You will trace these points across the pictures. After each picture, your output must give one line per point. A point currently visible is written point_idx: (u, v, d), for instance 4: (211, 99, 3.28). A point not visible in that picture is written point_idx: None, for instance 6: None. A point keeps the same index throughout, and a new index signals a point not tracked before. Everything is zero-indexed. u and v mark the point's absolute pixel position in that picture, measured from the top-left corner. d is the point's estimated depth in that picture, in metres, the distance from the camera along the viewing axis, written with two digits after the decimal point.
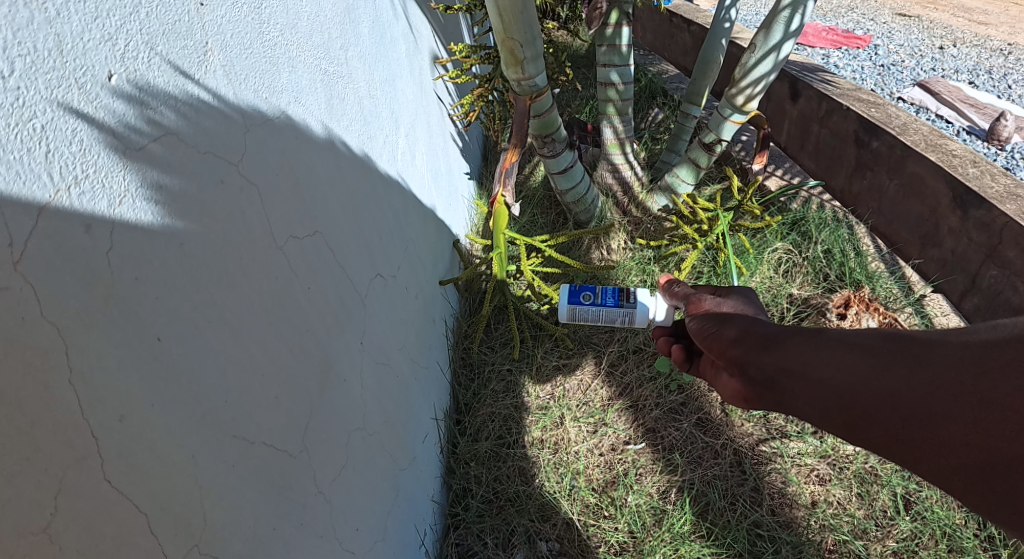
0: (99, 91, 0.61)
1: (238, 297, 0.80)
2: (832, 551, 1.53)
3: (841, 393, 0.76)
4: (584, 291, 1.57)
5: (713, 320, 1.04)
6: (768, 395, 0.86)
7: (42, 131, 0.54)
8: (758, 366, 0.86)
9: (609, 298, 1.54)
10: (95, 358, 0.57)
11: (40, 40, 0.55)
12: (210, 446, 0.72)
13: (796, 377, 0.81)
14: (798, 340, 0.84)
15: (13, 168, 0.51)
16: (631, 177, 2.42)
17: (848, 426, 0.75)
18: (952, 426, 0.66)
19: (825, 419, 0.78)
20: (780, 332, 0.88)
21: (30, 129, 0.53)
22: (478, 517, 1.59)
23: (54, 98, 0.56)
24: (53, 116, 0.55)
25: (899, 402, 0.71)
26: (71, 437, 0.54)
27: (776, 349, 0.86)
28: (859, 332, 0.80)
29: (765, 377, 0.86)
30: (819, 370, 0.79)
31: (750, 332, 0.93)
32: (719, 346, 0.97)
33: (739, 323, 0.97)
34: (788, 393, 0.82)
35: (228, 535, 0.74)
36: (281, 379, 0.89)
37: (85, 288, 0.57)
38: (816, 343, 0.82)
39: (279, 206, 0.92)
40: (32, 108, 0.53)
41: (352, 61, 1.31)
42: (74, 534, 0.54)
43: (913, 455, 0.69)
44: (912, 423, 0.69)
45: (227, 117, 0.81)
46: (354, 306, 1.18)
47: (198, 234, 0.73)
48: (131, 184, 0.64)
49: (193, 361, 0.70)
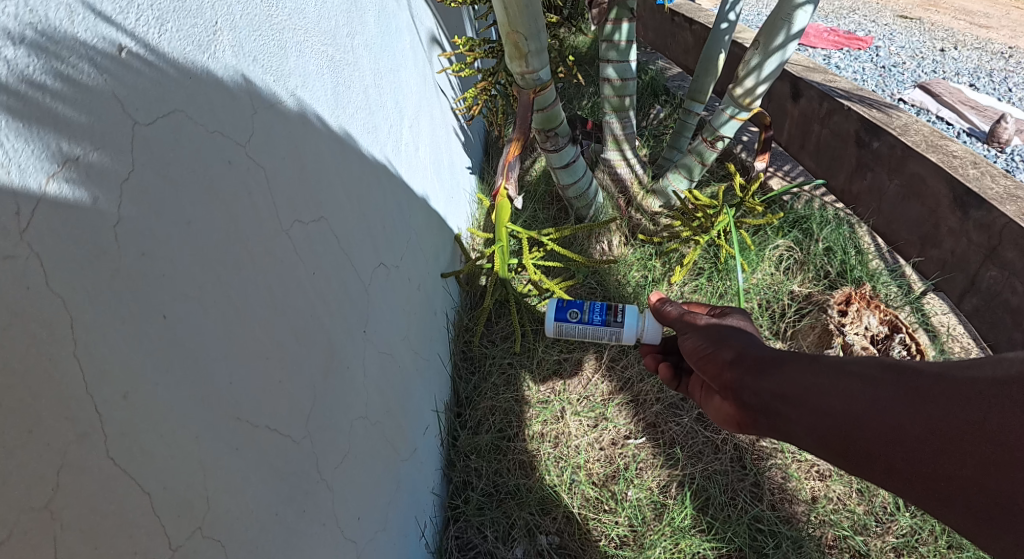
0: (90, 68, 0.59)
1: (243, 278, 0.80)
2: (832, 546, 1.54)
3: (840, 422, 0.77)
4: (571, 307, 1.52)
5: (708, 340, 1.06)
6: (763, 418, 0.88)
7: (39, 115, 0.53)
8: (753, 391, 0.89)
9: (596, 315, 1.50)
10: (100, 331, 0.57)
11: (19, 15, 0.51)
12: (214, 427, 0.72)
13: (791, 403, 0.83)
14: (795, 367, 0.86)
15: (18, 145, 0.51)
16: (628, 175, 2.38)
17: (845, 455, 0.77)
18: (954, 462, 0.67)
19: (823, 447, 0.80)
20: (776, 357, 0.90)
21: (26, 112, 0.52)
22: (478, 510, 1.58)
23: (31, 79, 0.52)
24: (33, 99, 0.52)
25: (900, 434, 0.72)
26: (73, 413, 0.53)
27: (771, 374, 0.88)
28: (859, 361, 0.82)
29: (760, 402, 0.88)
30: (817, 398, 0.81)
31: (745, 355, 0.95)
32: (715, 368, 1.00)
33: (734, 343, 1.00)
34: (785, 420, 0.84)
35: (230, 518, 0.74)
36: (284, 362, 0.88)
37: (91, 262, 0.56)
38: (814, 370, 0.84)
39: (285, 189, 0.92)
40: (4, 89, 0.50)
41: (358, 49, 1.31)
42: (74, 511, 0.53)
43: (912, 486, 0.71)
44: (913, 456, 0.71)
45: (235, 99, 0.81)
46: (358, 293, 1.17)
47: (205, 214, 0.73)
48: (141, 159, 0.64)
49: (198, 341, 0.70)
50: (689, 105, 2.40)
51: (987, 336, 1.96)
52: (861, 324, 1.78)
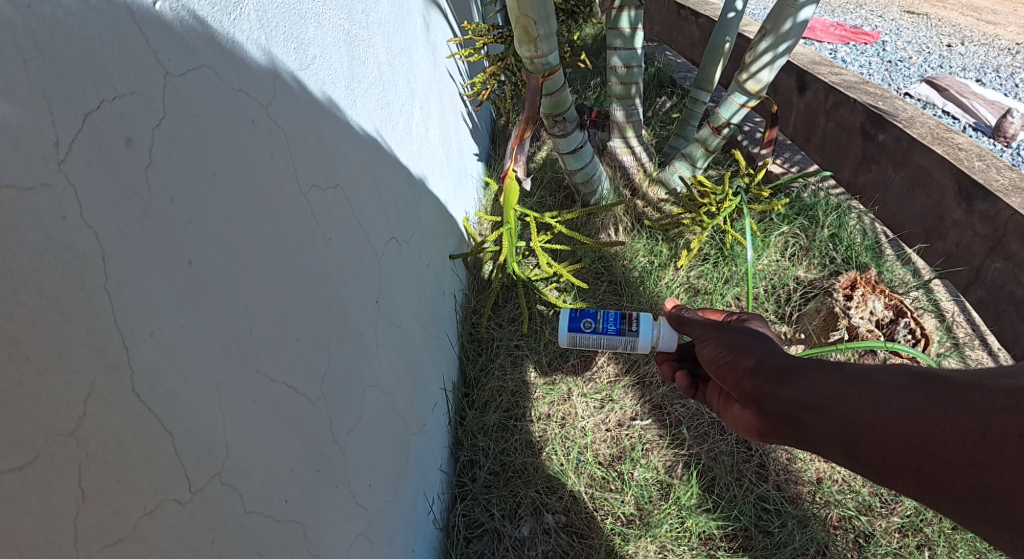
0: (125, 21, 0.60)
1: (264, 232, 0.82)
2: (838, 527, 1.55)
3: (868, 430, 0.77)
4: (585, 317, 1.48)
5: (726, 348, 1.05)
6: (785, 429, 0.87)
7: (72, 63, 0.54)
8: (775, 399, 0.89)
9: (610, 325, 1.46)
10: (130, 269, 0.59)
11: None
12: (236, 376, 0.74)
13: (816, 411, 0.83)
14: (819, 375, 0.87)
15: (69, 78, 0.54)
16: (632, 163, 2.43)
17: (872, 467, 0.77)
18: (991, 475, 0.66)
19: (851, 459, 0.79)
20: (799, 365, 0.91)
21: (39, 63, 0.51)
22: (485, 487, 1.59)
23: (21, 18, 0.49)
24: (26, 44, 0.50)
25: (934, 444, 0.72)
26: (102, 344, 0.55)
27: (795, 382, 0.88)
28: (886, 370, 0.82)
29: (782, 411, 0.88)
30: (843, 407, 0.81)
31: (765, 362, 0.95)
32: (735, 376, 0.99)
33: (755, 351, 1.00)
34: (808, 428, 0.84)
35: (249, 468, 0.76)
36: (301, 322, 0.90)
37: (123, 199, 0.58)
38: (839, 378, 0.84)
39: (304, 154, 0.95)
40: (44, 33, 0.51)
41: (372, 26, 1.32)
42: (100, 441, 0.54)
43: (945, 499, 0.70)
44: (945, 467, 0.70)
45: (257, 60, 0.83)
46: (371, 263, 1.19)
47: (228, 168, 0.75)
48: (172, 109, 0.66)
49: (223, 289, 0.72)
50: (696, 94, 2.40)
51: (989, 327, 1.97)
52: (867, 308, 1.74)
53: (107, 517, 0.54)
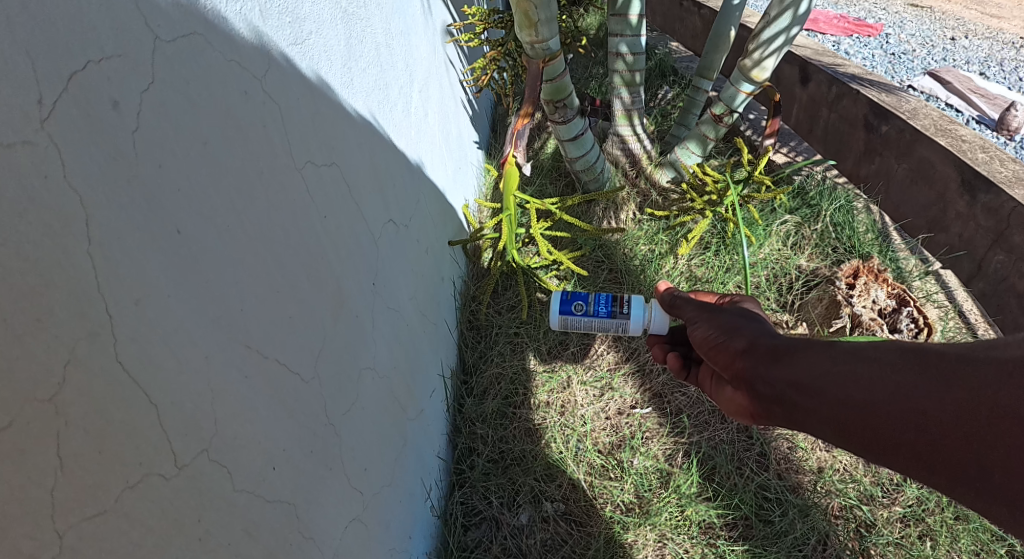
0: None
1: (257, 207, 0.81)
2: (838, 516, 1.53)
3: (862, 409, 0.75)
4: (576, 300, 1.46)
5: (719, 329, 1.03)
6: (777, 409, 0.86)
7: (57, 20, 0.52)
8: (768, 381, 0.86)
9: (602, 307, 1.44)
10: (116, 236, 0.57)
11: None
12: (225, 350, 0.72)
13: (807, 391, 0.81)
14: (810, 354, 0.84)
15: (53, 35, 0.52)
16: (639, 150, 2.34)
17: (866, 446, 0.75)
18: (985, 450, 0.64)
19: (843, 439, 0.77)
20: (791, 345, 0.88)
21: (24, 18, 0.49)
22: (484, 475, 1.58)
23: None
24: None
25: (928, 420, 0.69)
26: (85, 309, 0.53)
27: (786, 363, 0.86)
28: (877, 346, 0.79)
29: (775, 392, 0.86)
30: (835, 388, 0.78)
31: (756, 344, 0.93)
32: (726, 357, 0.97)
33: (746, 333, 0.97)
34: (800, 409, 0.82)
35: (239, 445, 0.74)
36: (296, 300, 0.88)
37: (109, 162, 0.57)
38: (830, 356, 0.81)
39: (299, 129, 0.93)
40: None
41: (371, 5, 1.30)
42: (81, 411, 0.52)
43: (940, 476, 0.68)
44: (939, 444, 0.68)
45: (250, 33, 0.81)
46: (367, 244, 1.18)
47: (220, 138, 0.73)
48: (161, 74, 0.64)
49: (213, 261, 0.71)
50: (697, 82, 2.37)
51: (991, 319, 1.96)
52: (869, 298, 1.74)
53: (88, 489, 0.52)
